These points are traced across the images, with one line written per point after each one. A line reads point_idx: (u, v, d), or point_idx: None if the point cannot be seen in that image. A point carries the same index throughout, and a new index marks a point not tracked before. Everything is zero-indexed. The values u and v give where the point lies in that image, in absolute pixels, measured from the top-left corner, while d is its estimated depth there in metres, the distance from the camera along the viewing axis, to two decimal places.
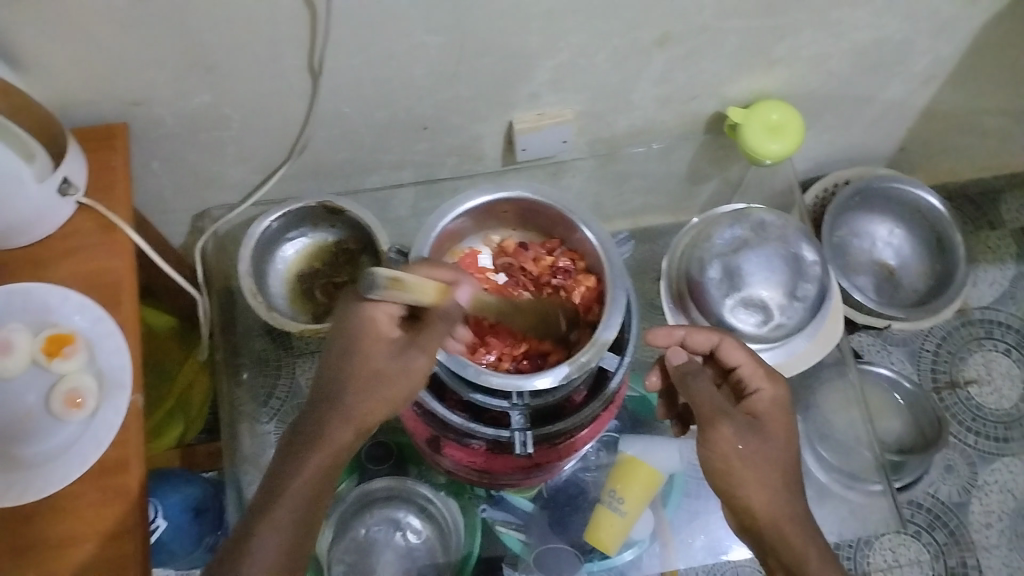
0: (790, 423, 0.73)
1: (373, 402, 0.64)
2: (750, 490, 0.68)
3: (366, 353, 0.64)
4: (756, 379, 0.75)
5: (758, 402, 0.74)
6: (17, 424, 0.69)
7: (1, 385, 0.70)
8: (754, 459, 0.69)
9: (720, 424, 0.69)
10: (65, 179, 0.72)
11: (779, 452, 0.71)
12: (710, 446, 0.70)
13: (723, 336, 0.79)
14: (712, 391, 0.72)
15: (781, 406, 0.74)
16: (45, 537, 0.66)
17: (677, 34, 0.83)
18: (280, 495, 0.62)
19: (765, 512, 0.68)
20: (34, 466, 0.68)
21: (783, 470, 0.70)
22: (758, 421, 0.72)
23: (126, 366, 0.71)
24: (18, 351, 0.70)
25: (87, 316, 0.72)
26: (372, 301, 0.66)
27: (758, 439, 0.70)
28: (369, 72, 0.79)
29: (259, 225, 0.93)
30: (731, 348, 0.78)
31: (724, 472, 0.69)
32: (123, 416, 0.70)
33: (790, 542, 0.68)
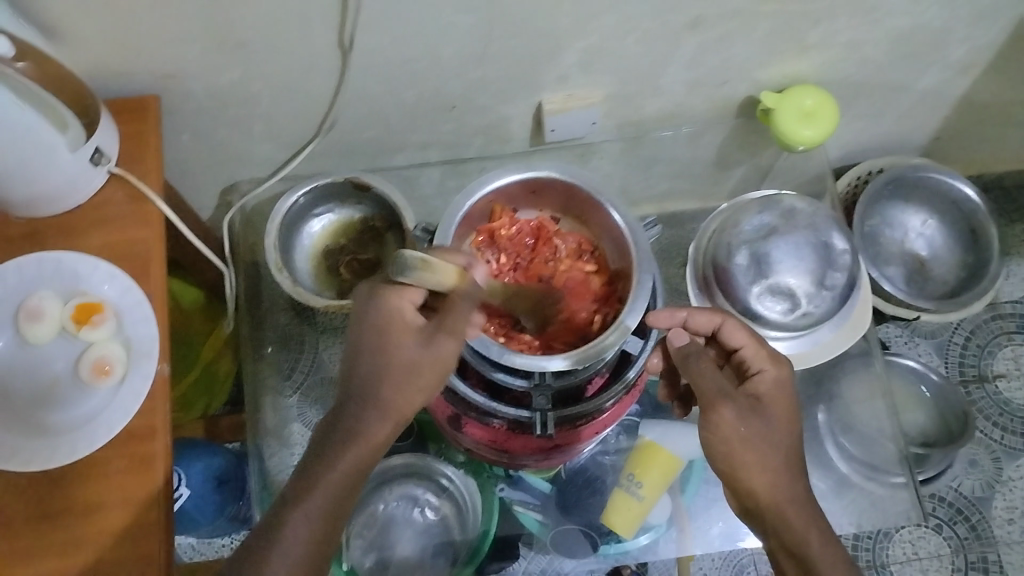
0: (793, 404, 0.71)
1: (395, 397, 0.64)
2: (751, 472, 0.68)
3: (392, 346, 0.64)
4: (759, 360, 0.73)
5: (761, 384, 0.71)
6: (46, 391, 0.70)
7: (31, 351, 0.71)
8: (755, 442, 0.68)
9: (722, 408, 0.69)
10: (96, 150, 0.72)
11: (786, 437, 0.70)
12: (711, 428, 0.69)
13: (725, 316, 0.76)
14: (714, 374, 0.70)
15: (784, 387, 0.72)
16: (73, 501, 0.67)
17: (710, 18, 0.81)
18: (311, 484, 0.63)
19: (766, 496, 0.68)
20: (63, 432, 0.69)
21: (785, 453, 0.69)
22: (760, 402, 0.70)
23: (153, 337, 0.72)
24: (49, 318, 0.70)
25: (116, 285, 0.72)
26: (392, 291, 0.65)
27: (759, 421, 0.69)
28: (398, 50, 0.78)
29: (287, 199, 0.93)
30: (733, 329, 0.75)
31: (725, 455, 0.68)
32: (150, 384, 0.70)
33: (791, 525, 0.67)
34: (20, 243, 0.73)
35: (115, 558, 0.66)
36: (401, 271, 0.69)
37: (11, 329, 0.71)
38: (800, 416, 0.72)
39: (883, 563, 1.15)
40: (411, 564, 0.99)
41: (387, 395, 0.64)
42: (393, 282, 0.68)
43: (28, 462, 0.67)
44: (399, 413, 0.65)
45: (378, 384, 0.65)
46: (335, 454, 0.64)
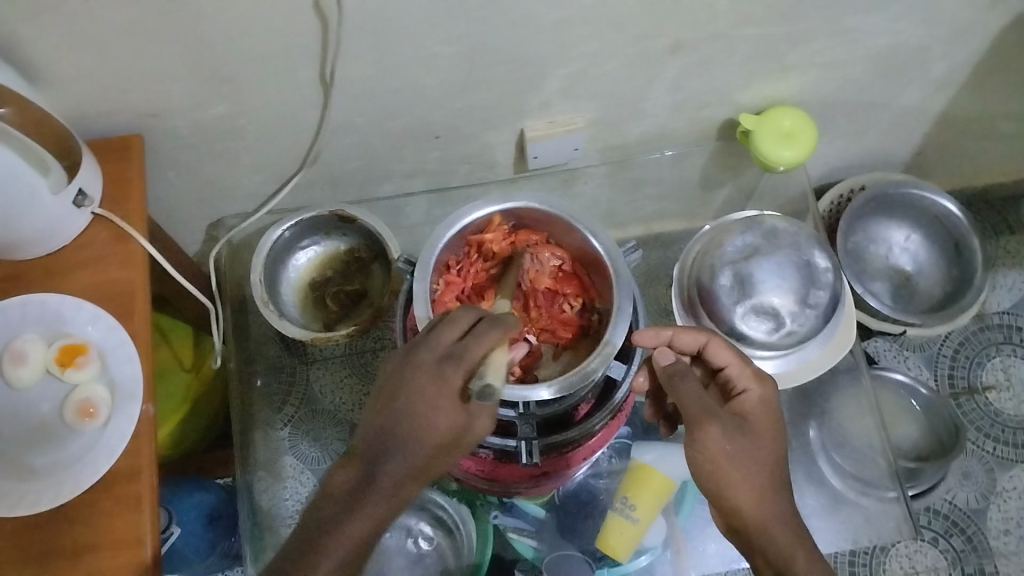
0: (778, 422, 0.72)
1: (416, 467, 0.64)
2: (738, 491, 0.68)
3: (434, 419, 0.63)
4: (744, 379, 0.73)
5: (746, 402, 0.72)
6: (32, 434, 0.70)
7: (16, 394, 0.71)
8: (741, 460, 0.68)
9: (708, 425, 0.68)
10: (79, 191, 0.72)
11: (771, 455, 0.70)
12: (698, 447, 0.68)
13: (710, 335, 0.76)
14: (700, 393, 0.70)
15: (769, 406, 0.72)
16: (58, 544, 0.66)
17: (688, 43, 0.82)
18: (332, 539, 0.62)
19: (752, 515, 0.68)
20: (48, 474, 0.68)
21: (771, 471, 0.70)
22: (746, 421, 0.71)
23: (138, 376, 0.71)
24: (33, 361, 0.70)
25: (100, 326, 0.72)
26: (449, 368, 0.63)
27: (745, 439, 0.69)
28: (381, 83, 0.79)
29: (270, 234, 0.93)
30: (718, 347, 0.75)
31: (711, 473, 0.68)
32: (136, 424, 0.70)
33: (779, 544, 0.68)
34: (6, 285, 0.73)
35: None
36: (441, 332, 0.64)
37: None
38: (784, 434, 0.73)
39: None
40: None
41: (422, 468, 0.64)
42: (437, 349, 0.64)
43: (13, 507, 0.67)
44: (426, 477, 0.65)
45: (410, 450, 0.64)
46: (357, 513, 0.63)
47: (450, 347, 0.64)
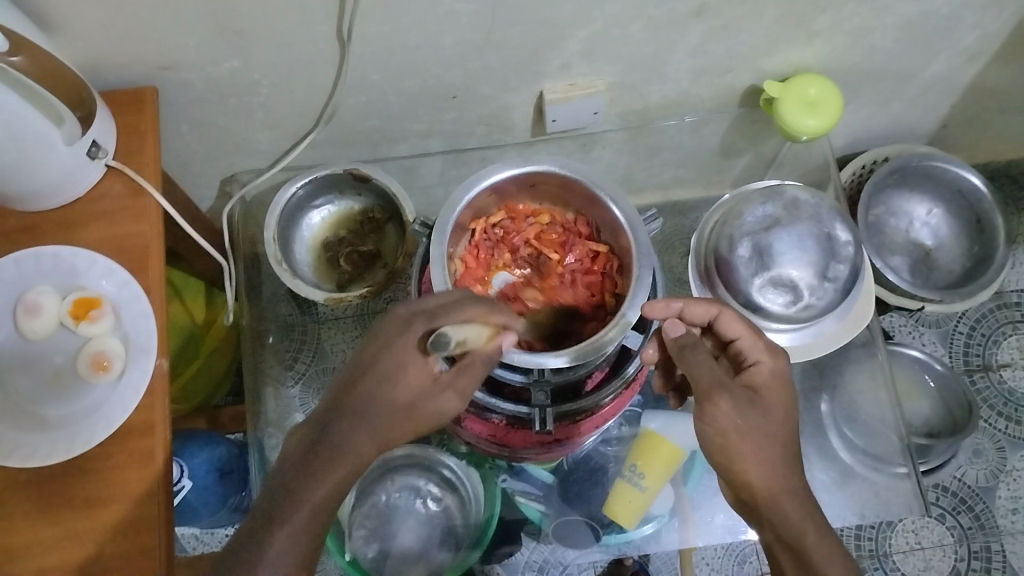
0: (790, 396, 0.71)
1: (378, 428, 0.63)
2: (747, 464, 0.67)
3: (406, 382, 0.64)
4: (756, 351, 0.72)
5: (757, 375, 0.71)
6: (46, 386, 0.70)
7: (29, 346, 0.71)
8: (753, 434, 0.67)
9: (719, 399, 0.67)
10: (93, 143, 0.72)
11: (783, 429, 0.69)
12: (707, 420, 0.68)
13: (722, 307, 0.75)
14: (712, 364, 0.69)
15: (781, 379, 0.71)
16: (71, 496, 0.67)
17: (714, 5, 0.80)
18: (290, 506, 0.60)
19: (763, 490, 0.67)
20: (61, 427, 0.68)
21: (782, 445, 0.68)
22: (757, 395, 0.70)
23: (151, 331, 0.71)
24: (46, 313, 0.70)
25: (114, 280, 0.72)
26: (415, 323, 0.64)
27: (756, 412, 0.68)
28: (398, 40, 0.78)
29: (285, 191, 0.92)
30: (729, 319, 0.75)
31: (722, 446, 0.68)
32: (149, 379, 0.70)
33: (788, 516, 0.67)
34: (19, 237, 0.73)
35: (113, 553, 0.66)
36: (423, 295, 0.67)
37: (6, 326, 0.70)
38: (796, 407, 0.72)
39: (886, 552, 1.15)
40: (413, 555, 0.99)
41: (382, 428, 0.63)
42: (411, 307, 0.66)
43: (26, 460, 0.66)
44: (389, 441, 0.63)
45: (372, 416, 0.63)
46: (317, 478, 0.61)
47: (425, 309, 0.66)
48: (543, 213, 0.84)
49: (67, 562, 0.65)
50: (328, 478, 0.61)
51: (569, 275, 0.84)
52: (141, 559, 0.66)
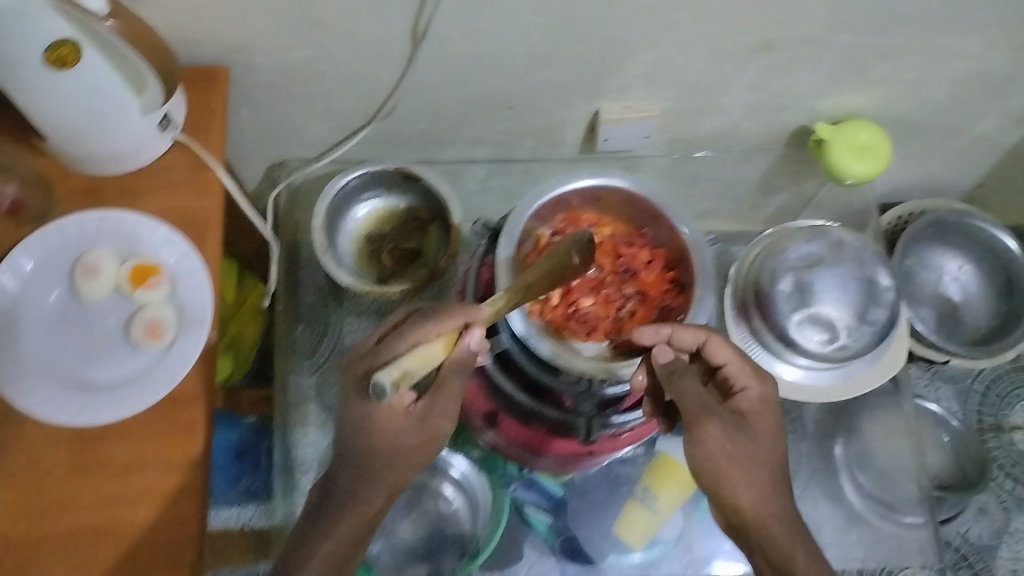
0: (778, 419, 0.70)
1: (368, 481, 0.69)
2: (736, 489, 0.68)
3: (400, 436, 0.67)
4: (743, 376, 0.70)
5: (744, 401, 0.70)
6: (94, 346, 0.70)
7: (81, 305, 0.71)
8: (741, 461, 0.68)
9: (707, 424, 0.68)
10: (166, 116, 0.72)
11: (772, 455, 0.70)
12: (697, 445, 0.68)
13: (710, 333, 0.70)
14: (699, 392, 0.69)
15: (769, 404, 0.70)
16: (110, 458, 0.67)
17: (781, 42, 0.82)
18: (304, 559, 0.68)
19: (752, 515, 0.68)
20: (104, 389, 0.68)
21: (770, 469, 0.69)
22: (745, 421, 0.69)
23: (206, 304, 0.71)
24: (104, 275, 0.70)
25: (174, 250, 0.72)
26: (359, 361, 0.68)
27: (744, 440, 0.69)
28: (469, 47, 0.79)
29: (338, 181, 0.93)
30: (718, 346, 0.70)
31: (712, 472, 0.68)
32: (198, 350, 0.70)
33: (778, 543, 0.68)
34: (80, 198, 0.73)
35: (146, 519, 0.65)
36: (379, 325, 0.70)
37: (59, 284, 0.71)
38: (783, 428, 0.71)
39: None
40: (419, 555, 1.00)
41: (370, 472, 0.68)
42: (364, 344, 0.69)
43: (72, 418, 0.66)
44: (382, 483, 0.68)
45: (360, 464, 0.68)
46: (324, 531, 0.68)
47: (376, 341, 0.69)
48: (605, 223, 0.83)
49: (98, 523, 0.65)
50: (334, 529, 0.68)
51: (628, 285, 0.81)
52: (174, 529, 0.65)
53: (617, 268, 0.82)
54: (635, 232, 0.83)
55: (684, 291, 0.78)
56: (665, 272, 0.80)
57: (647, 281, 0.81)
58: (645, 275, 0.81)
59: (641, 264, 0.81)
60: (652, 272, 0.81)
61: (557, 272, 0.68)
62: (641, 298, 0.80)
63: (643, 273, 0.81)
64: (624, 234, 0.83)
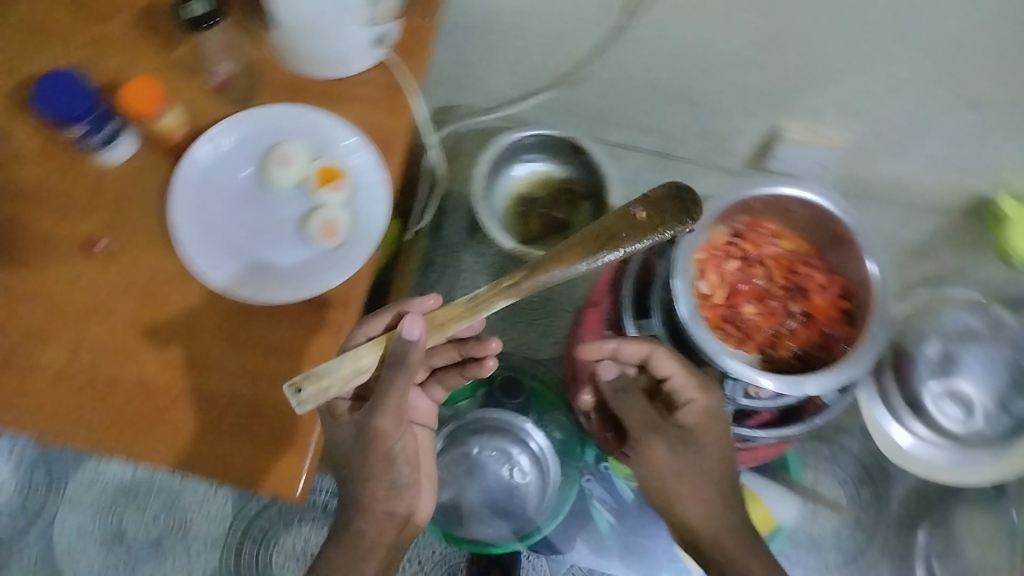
0: (726, 433, 0.71)
1: (362, 499, 0.69)
2: (685, 501, 0.72)
3: (343, 441, 0.68)
4: (689, 390, 0.71)
5: (690, 415, 0.71)
6: (272, 232, 0.74)
7: (267, 189, 0.75)
8: (690, 476, 0.71)
9: (652, 444, 0.73)
10: (381, 35, 0.72)
11: (721, 469, 0.71)
12: (643, 461, 0.74)
13: (654, 345, 0.72)
14: (643, 408, 0.74)
15: (717, 418, 0.71)
16: (257, 337, 0.69)
17: (997, 103, 0.78)
18: None
19: (701, 529, 0.71)
20: (273, 273, 0.72)
21: (719, 483, 0.71)
22: (694, 436, 0.71)
23: (380, 218, 0.74)
24: (295, 166, 0.73)
25: (361, 159, 0.74)
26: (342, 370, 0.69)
27: (690, 454, 0.71)
28: (677, 35, 0.79)
29: (512, 134, 0.95)
30: (662, 357, 0.71)
31: (659, 488, 0.74)
32: (364, 258, 0.72)
33: (729, 554, 0.70)
34: (285, 91, 0.76)
35: (276, 403, 0.68)
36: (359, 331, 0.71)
37: (253, 165, 0.75)
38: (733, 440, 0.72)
39: None
40: (482, 514, 1.03)
41: (364, 487, 0.68)
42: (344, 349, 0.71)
43: (238, 290, 0.69)
44: (371, 497, 0.69)
45: (357, 483, 0.68)
46: (335, 556, 0.69)
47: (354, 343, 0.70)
48: (788, 238, 0.81)
49: (234, 394, 0.67)
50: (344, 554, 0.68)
51: (795, 305, 0.80)
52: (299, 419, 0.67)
53: (789, 284, 0.81)
54: (818, 254, 0.80)
55: (851, 328, 0.76)
56: (839, 301, 0.78)
57: (817, 306, 0.79)
58: (817, 300, 0.79)
59: (815, 288, 0.79)
60: (826, 298, 0.78)
61: (611, 233, 0.62)
62: (803, 321, 0.79)
63: (814, 299, 0.79)
64: (806, 252, 0.81)
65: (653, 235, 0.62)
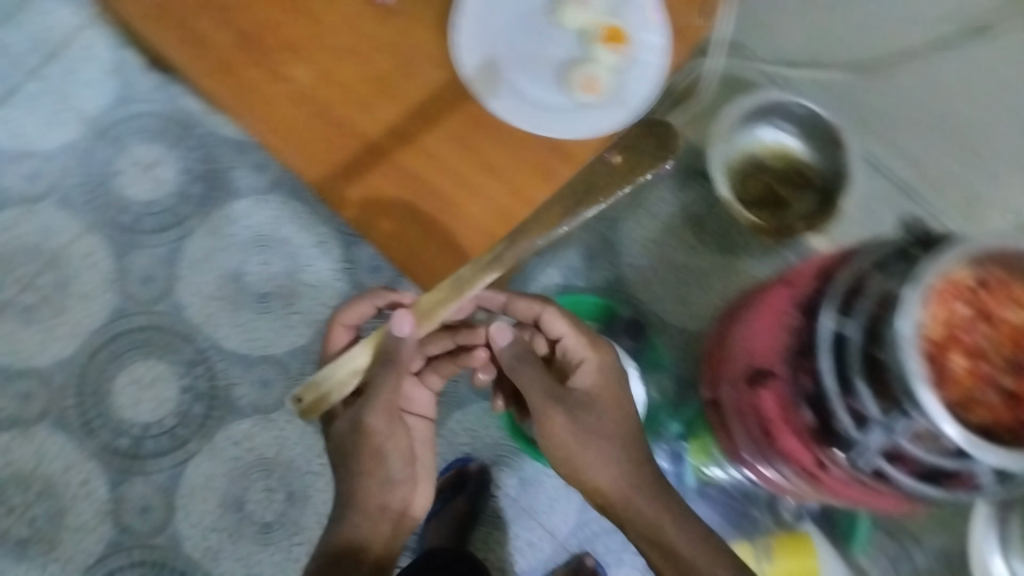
0: (619, 388, 0.79)
1: (362, 468, 0.72)
2: (593, 468, 0.75)
3: (341, 432, 0.72)
4: (580, 349, 0.81)
5: (586, 373, 0.79)
6: (538, 64, 0.76)
7: (554, 25, 0.77)
8: (593, 437, 0.75)
9: (553, 414, 0.76)
10: None
11: (620, 427, 0.77)
12: (546, 431, 0.77)
13: (545, 305, 0.84)
14: (537, 376, 0.77)
15: (607, 371, 0.80)
16: (482, 144, 0.73)
17: None
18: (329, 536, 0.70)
19: (614, 491, 0.75)
20: (526, 100, 0.74)
21: (622, 446, 0.76)
22: (592, 398, 0.78)
23: (642, 97, 0.76)
24: (588, 16, 0.76)
25: (649, 38, 0.76)
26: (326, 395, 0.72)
27: (591, 416, 0.76)
28: None
29: (786, 96, 1.02)
30: (552, 317, 0.83)
31: (567, 459, 0.76)
32: (612, 124, 0.74)
33: (640, 508, 0.75)
34: None
35: (472, 206, 0.71)
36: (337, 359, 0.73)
37: None
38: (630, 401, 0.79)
39: None
40: None
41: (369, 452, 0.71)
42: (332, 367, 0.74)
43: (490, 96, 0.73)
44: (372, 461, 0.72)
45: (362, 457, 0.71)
46: (342, 513, 0.71)
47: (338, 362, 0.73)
48: None
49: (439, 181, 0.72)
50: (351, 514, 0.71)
51: (1005, 382, 0.66)
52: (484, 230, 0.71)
53: (1008, 360, 0.67)
54: None
55: None
56: None
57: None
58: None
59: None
60: None
61: (594, 178, 0.71)
62: (1007, 399, 0.65)
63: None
64: None
65: (631, 179, 0.72)
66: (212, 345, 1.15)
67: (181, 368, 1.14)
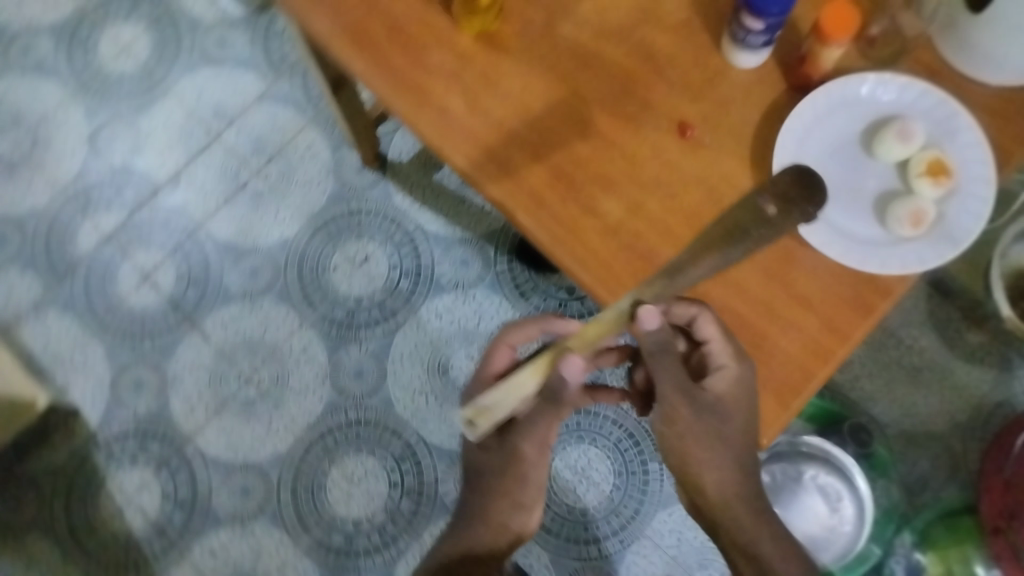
0: (755, 398, 0.62)
1: (499, 485, 0.70)
2: (701, 470, 0.66)
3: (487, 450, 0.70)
4: (721, 356, 0.62)
5: (720, 381, 0.62)
6: (850, 196, 0.69)
7: (867, 153, 0.69)
8: (708, 441, 0.64)
9: (678, 407, 0.64)
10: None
11: (748, 436, 0.64)
12: (667, 426, 0.66)
13: (702, 308, 0.62)
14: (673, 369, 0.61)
15: (745, 382, 0.62)
16: (790, 286, 0.66)
17: None
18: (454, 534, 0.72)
19: (717, 496, 0.67)
20: (840, 237, 0.67)
21: (742, 449, 0.65)
22: (720, 404, 0.62)
23: (969, 232, 0.66)
24: (910, 146, 0.67)
25: (977, 167, 0.67)
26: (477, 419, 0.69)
27: (715, 421, 0.63)
28: None
29: None
30: (705, 321, 0.62)
31: (680, 452, 0.66)
32: (936, 263, 0.66)
33: (737, 518, 0.68)
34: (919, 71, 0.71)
35: (782, 355, 0.65)
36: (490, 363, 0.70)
37: (866, 124, 0.69)
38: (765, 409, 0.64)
39: None
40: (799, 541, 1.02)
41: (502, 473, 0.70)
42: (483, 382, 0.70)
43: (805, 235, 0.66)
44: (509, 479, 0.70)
45: (491, 471, 0.70)
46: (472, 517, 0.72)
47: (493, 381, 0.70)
48: None
49: (746, 326, 0.66)
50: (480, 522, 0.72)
51: None
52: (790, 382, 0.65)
53: None
54: None
55: None
56: None
57: None
58: None
59: None
60: None
61: (739, 227, 0.59)
62: None
63: None
64: None
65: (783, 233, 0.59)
66: (419, 440, 1.13)
67: (390, 463, 1.13)
